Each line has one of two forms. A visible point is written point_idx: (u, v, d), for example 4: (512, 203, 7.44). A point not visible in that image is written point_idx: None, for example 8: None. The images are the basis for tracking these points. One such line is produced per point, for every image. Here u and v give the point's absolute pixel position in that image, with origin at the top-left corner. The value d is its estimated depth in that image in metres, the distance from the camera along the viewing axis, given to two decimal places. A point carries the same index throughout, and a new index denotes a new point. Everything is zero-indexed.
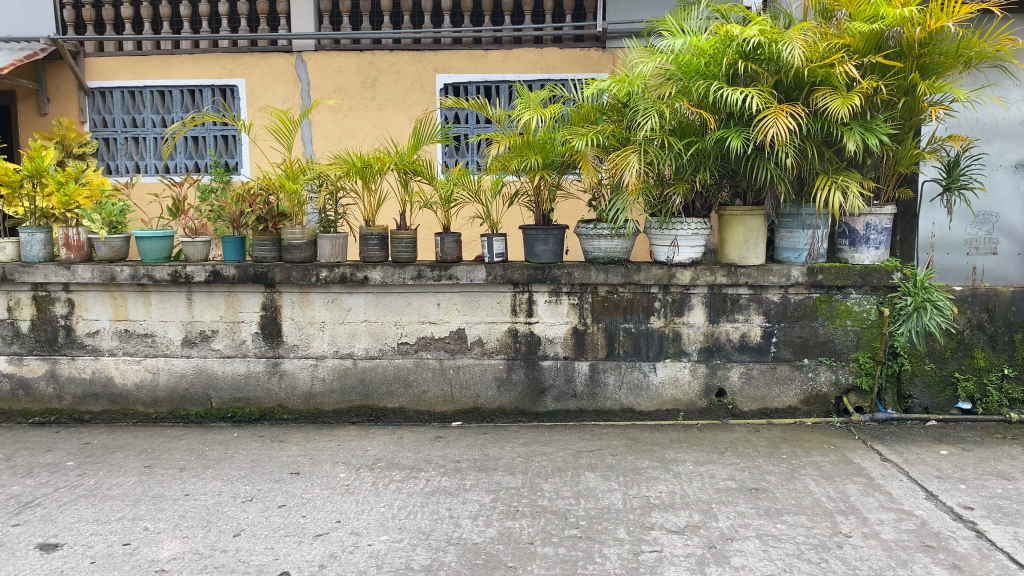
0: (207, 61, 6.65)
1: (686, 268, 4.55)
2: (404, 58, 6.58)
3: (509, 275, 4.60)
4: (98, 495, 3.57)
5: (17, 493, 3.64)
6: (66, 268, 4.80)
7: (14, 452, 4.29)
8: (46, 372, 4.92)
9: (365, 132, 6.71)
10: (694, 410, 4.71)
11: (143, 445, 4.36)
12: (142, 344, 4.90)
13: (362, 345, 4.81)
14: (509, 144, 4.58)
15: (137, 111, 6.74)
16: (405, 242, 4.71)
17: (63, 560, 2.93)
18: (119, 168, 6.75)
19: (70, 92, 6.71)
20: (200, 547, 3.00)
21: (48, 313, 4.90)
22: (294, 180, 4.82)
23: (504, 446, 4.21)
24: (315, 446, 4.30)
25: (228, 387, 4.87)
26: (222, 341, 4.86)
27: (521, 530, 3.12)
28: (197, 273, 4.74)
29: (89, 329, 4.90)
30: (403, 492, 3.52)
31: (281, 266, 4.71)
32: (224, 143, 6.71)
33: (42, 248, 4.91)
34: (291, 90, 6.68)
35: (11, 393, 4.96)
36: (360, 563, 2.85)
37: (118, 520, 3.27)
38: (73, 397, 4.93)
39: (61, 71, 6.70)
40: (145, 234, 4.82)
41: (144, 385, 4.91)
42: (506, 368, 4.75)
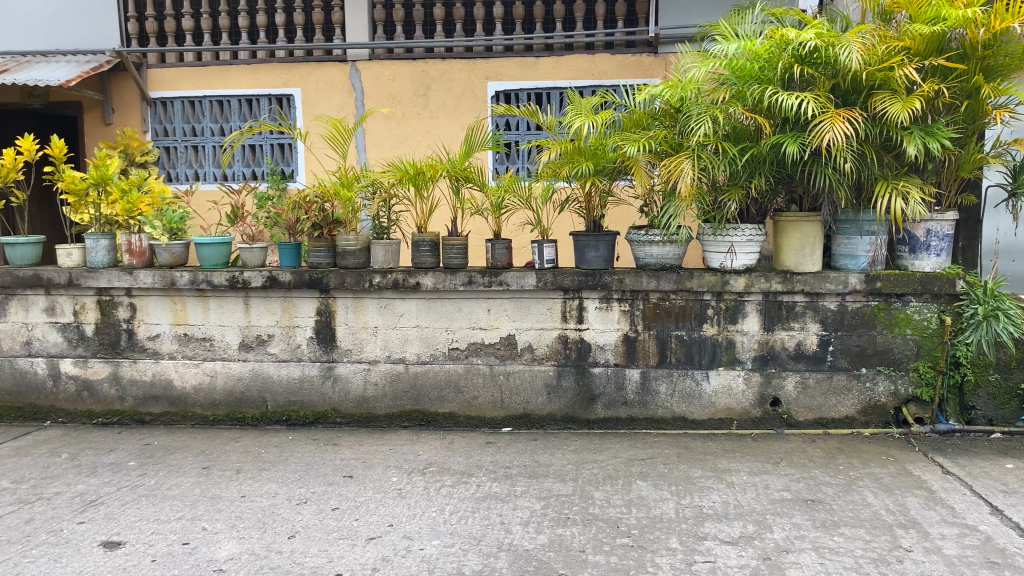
0: (265, 72, 6.80)
1: (740, 275, 4.49)
2: (456, 66, 6.64)
3: (559, 281, 4.59)
4: (158, 495, 3.66)
5: (81, 492, 3.76)
6: (129, 274, 4.93)
7: (79, 452, 4.43)
8: (109, 375, 5.07)
9: (417, 140, 6.79)
10: (748, 420, 4.64)
11: (201, 446, 4.47)
12: (200, 348, 5.01)
13: (413, 351, 4.85)
14: (561, 151, 4.59)
15: (197, 121, 6.91)
16: (456, 249, 4.71)
17: (125, 558, 3.00)
18: (180, 176, 6.93)
19: (133, 103, 6.90)
20: (257, 548, 3.05)
21: (112, 317, 5.05)
22: (349, 188, 4.88)
23: (555, 453, 4.20)
24: (368, 449, 4.35)
25: (283, 390, 4.96)
26: (278, 345, 4.94)
27: (572, 538, 3.10)
28: (253, 278, 4.83)
29: (151, 333, 5.04)
30: (454, 498, 3.53)
31: (336, 271, 4.78)
32: (280, 152, 6.86)
33: (106, 254, 5.05)
34: (345, 99, 6.79)
35: (77, 395, 5.12)
36: (413, 567, 2.87)
37: (178, 520, 3.35)
38: (134, 399, 5.08)
39: (125, 82, 6.91)
40: (204, 240, 4.93)
41: (202, 387, 5.02)
42: (556, 374, 4.74)
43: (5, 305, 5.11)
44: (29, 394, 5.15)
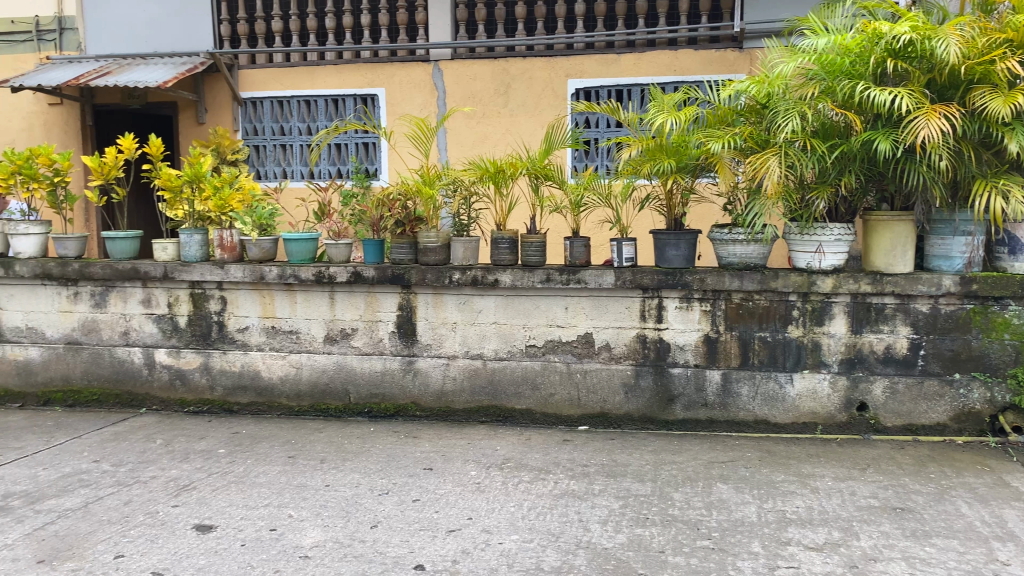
0: (350, 72, 6.95)
1: (827, 276, 4.37)
2: (537, 64, 6.65)
3: (639, 280, 4.57)
4: (247, 482, 3.79)
5: (175, 476, 3.92)
6: (221, 268, 5.12)
7: (173, 438, 4.62)
8: (201, 364, 5.27)
9: (497, 138, 6.83)
10: (833, 425, 4.52)
11: (287, 436, 4.60)
12: (287, 341, 5.16)
13: (491, 347, 4.88)
14: (642, 147, 4.53)
15: (285, 120, 7.11)
16: (534, 246, 4.76)
17: (217, 541, 3.12)
18: (268, 174, 7.13)
19: (224, 103, 7.15)
20: (340, 536, 3.13)
21: (204, 310, 5.24)
22: (430, 185, 4.93)
23: (633, 453, 4.18)
24: (447, 443, 4.40)
25: (365, 383, 5.07)
26: (361, 338, 5.05)
27: (652, 538, 3.08)
28: (338, 273, 4.95)
29: (240, 325, 5.21)
30: (532, 494, 3.55)
31: (416, 268, 4.86)
32: (364, 150, 7.01)
33: (199, 248, 5.24)
34: (427, 98, 6.88)
35: (170, 383, 5.34)
36: (492, 561, 2.90)
37: (266, 506, 3.46)
38: (223, 389, 5.27)
39: (217, 83, 7.16)
40: (293, 235, 5.05)
41: (288, 378, 5.17)
42: (634, 374, 4.71)
43: (105, 296, 5.36)
44: (126, 381, 5.40)
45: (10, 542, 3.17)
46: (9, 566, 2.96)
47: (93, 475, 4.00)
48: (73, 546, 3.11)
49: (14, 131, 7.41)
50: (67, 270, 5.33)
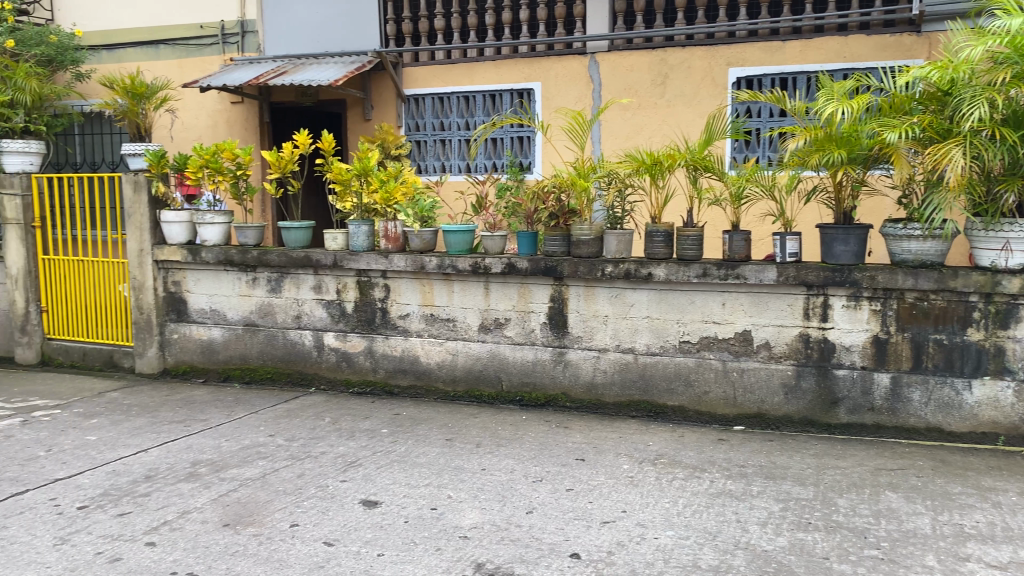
0: (508, 67, 7.07)
1: (1014, 275, 4.04)
2: (696, 54, 6.52)
3: (803, 276, 4.40)
4: (408, 462, 3.96)
5: (343, 452, 4.15)
6: (384, 258, 5.36)
7: (339, 417, 4.89)
8: (365, 348, 5.54)
9: (653, 130, 6.74)
10: (1017, 436, 4.19)
11: (444, 420, 4.77)
12: (444, 328, 5.33)
13: (643, 341, 4.84)
14: (809, 138, 4.35)
15: (445, 115, 7.33)
16: (691, 239, 4.66)
17: (381, 517, 3.27)
18: (428, 168, 7.38)
19: (389, 100, 7.46)
20: (498, 520, 3.21)
21: (368, 297, 5.50)
22: (585, 177, 4.99)
23: (793, 456, 4.04)
24: (598, 435, 4.42)
25: (517, 371, 5.16)
26: (513, 328, 5.14)
27: (815, 544, 2.97)
28: (494, 264, 5.07)
29: (402, 312, 5.43)
30: (688, 491, 3.51)
31: (570, 260, 4.90)
32: (520, 144, 7.12)
33: (366, 239, 5.47)
34: (583, 91, 6.90)
35: (336, 365, 5.64)
36: (648, 554, 2.89)
37: (426, 486, 3.61)
38: (385, 371, 5.51)
39: (382, 80, 7.47)
40: (451, 227, 5.23)
41: (444, 364, 5.34)
42: (794, 374, 4.54)
43: (279, 282, 5.73)
44: (297, 361, 5.75)
45: (200, 505, 3.47)
46: (199, 527, 3.23)
47: (269, 448, 4.29)
48: (254, 513, 3.36)
49: (201, 128, 8.02)
50: (248, 257, 5.73)
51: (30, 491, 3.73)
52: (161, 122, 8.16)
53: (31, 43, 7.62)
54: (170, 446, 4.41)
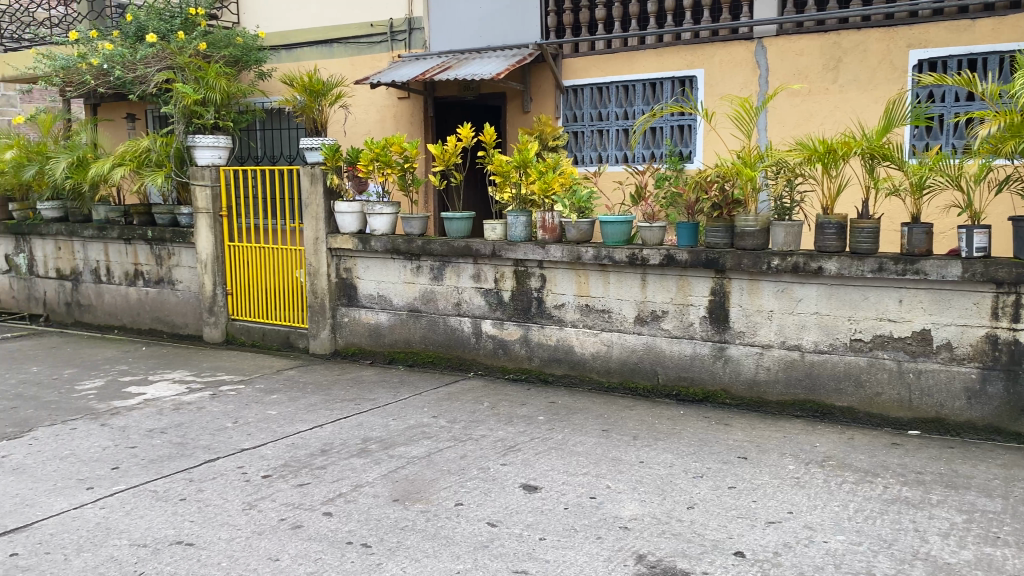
0: (670, 55, 6.96)
1: None
2: (873, 36, 6.17)
3: (991, 273, 4.09)
4: (566, 450, 4.00)
5: (502, 437, 4.25)
6: (541, 248, 5.43)
7: (498, 402, 5.01)
8: (521, 336, 5.63)
9: (823, 117, 6.44)
10: None
11: (601, 410, 4.78)
12: (600, 319, 5.33)
13: (811, 339, 4.65)
14: (1002, 123, 4.04)
15: (603, 105, 7.31)
16: (866, 232, 4.43)
17: (542, 502, 3.33)
18: (585, 158, 7.39)
19: (548, 91, 7.52)
20: (658, 513, 3.19)
21: (525, 286, 5.59)
22: (751, 166, 4.85)
23: (977, 465, 3.76)
24: (760, 434, 4.29)
25: (674, 365, 5.09)
26: (672, 321, 5.07)
27: (1005, 560, 2.77)
28: (652, 256, 5.02)
29: (557, 302, 5.48)
30: (859, 495, 3.35)
31: (732, 252, 4.78)
32: (680, 133, 7.00)
33: (524, 229, 5.56)
34: (749, 78, 6.68)
35: (494, 352, 5.77)
36: (817, 558, 2.79)
37: (585, 475, 3.64)
38: (540, 360, 5.59)
39: (543, 72, 7.55)
40: (609, 218, 5.21)
41: (599, 355, 5.35)
42: (980, 379, 4.23)
43: (442, 270, 5.92)
44: (456, 347, 5.93)
45: (371, 480, 3.65)
46: (371, 500, 3.41)
47: (432, 428, 4.47)
48: (421, 490, 3.50)
49: (371, 122, 8.41)
50: (413, 246, 5.96)
51: (221, 458, 4.06)
52: (336, 117, 8.61)
53: (221, 45, 8.37)
54: (342, 422, 4.67)
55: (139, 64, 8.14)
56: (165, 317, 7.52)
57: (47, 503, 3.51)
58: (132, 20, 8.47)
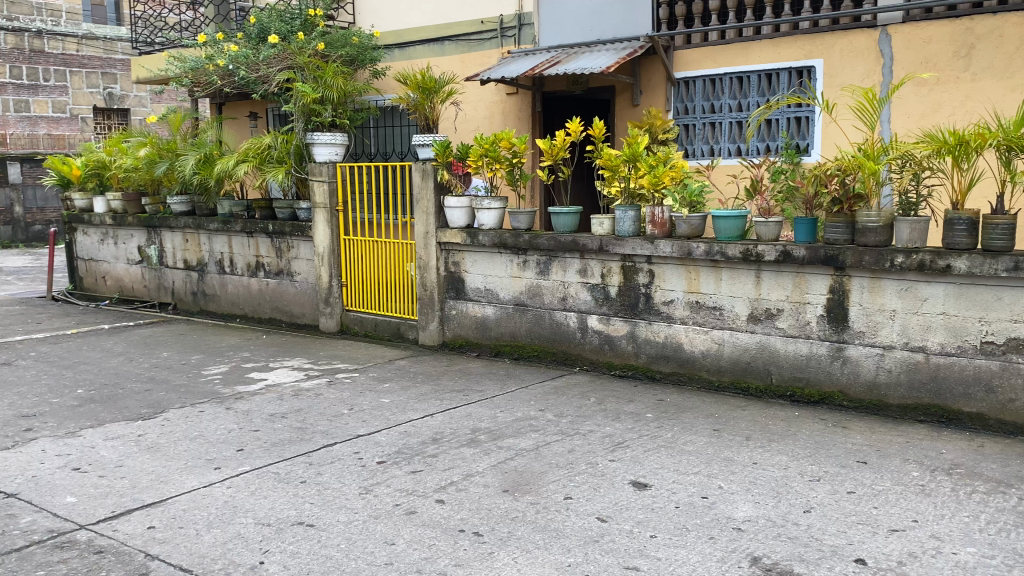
0: (787, 45, 6.75)
1: None
2: (1010, 21, 5.82)
3: None
4: (675, 448, 3.95)
5: (610, 433, 4.24)
6: (651, 243, 5.37)
7: (605, 398, 5.00)
8: (628, 332, 5.59)
9: (953, 107, 6.11)
10: None
11: (711, 409, 4.70)
12: (710, 317, 5.23)
13: (936, 340, 4.43)
14: None
15: (716, 98, 7.16)
16: (999, 228, 4.21)
17: (652, 499, 3.31)
18: (696, 152, 7.29)
19: (659, 83, 7.43)
20: (773, 515, 3.12)
21: (633, 282, 5.54)
22: (873, 160, 4.66)
23: None
24: (881, 438, 4.12)
25: (789, 365, 4.95)
26: (787, 320, 4.93)
27: None
28: (766, 252, 4.89)
29: (666, 298, 5.41)
30: (990, 506, 3.17)
31: (853, 249, 4.60)
32: (797, 125, 6.80)
33: (632, 224, 5.51)
34: (871, 67, 6.41)
35: (600, 347, 5.75)
36: (946, 570, 2.66)
37: (696, 474, 3.59)
38: (648, 357, 5.53)
39: (653, 64, 7.45)
40: (722, 213, 5.12)
41: (710, 353, 5.26)
42: None
43: (548, 265, 5.93)
44: (562, 342, 5.94)
45: (481, 470, 3.71)
46: (482, 490, 3.46)
47: (540, 422, 4.49)
48: (530, 482, 3.53)
49: (479, 118, 8.50)
50: (520, 240, 6.00)
51: (338, 444, 4.21)
52: (447, 114, 8.74)
53: (338, 45, 8.62)
54: (452, 413, 4.75)
55: (262, 64, 8.52)
56: (283, 307, 7.84)
57: (179, 480, 3.73)
58: (255, 22, 8.91)
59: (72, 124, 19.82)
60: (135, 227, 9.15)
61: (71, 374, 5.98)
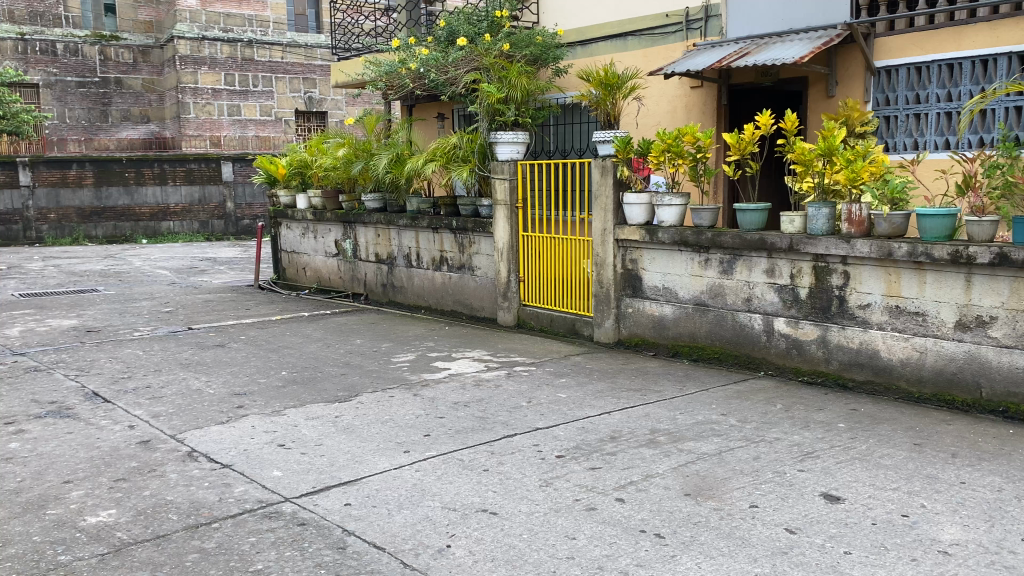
0: (1007, 27, 6.16)
1: None
2: None
3: None
4: (871, 462, 3.72)
5: (799, 442, 4.06)
6: (846, 243, 5.07)
7: (792, 405, 4.79)
8: (818, 337, 5.32)
9: None
10: None
11: (911, 422, 4.38)
12: (912, 322, 4.88)
13: None
14: None
15: (922, 87, 6.67)
16: None
17: (846, 514, 3.13)
18: (897, 146, 6.85)
19: (858, 73, 6.99)
20: (985, 541, 2.86)
21: (825, 283, 5.26)
22: None
23: None
24: None
25: (1002, 379, 4.54)
26: (1000, 328, 4.52)
27: None
28: (980, 254, 4.49)
29: (862, 302, 5.09)
30: None
31: None
32: (1016, 116, 6.21)
33: (826, 222, 5.23)
34: None
35: (787, 351, 5.51)
36: None
37: (895, 490, 3.36)
38: (839, 363, 5.24)
39: (852, 53, 7.03)
40: (927, 211, 4.74)
41: (910, 363, 4.90)
42: None
43: (732, 264, 5.75)
44: (745, 344, 5.75)
45: (662, 472, 3.66)
46: (663, 492, 3.41)
47: (723, 426, 4.37)
48: (714, 487, 3.44)
49: (662, 113, 8.36)
50: (702, 238, 5.85)
51: (519, 435, 4.29)
52: (629, 110, 8.67)
53: (523, 45, 8.80)
54: (631, 411, 4.72)
55: (451, 66, 8.85)
56: (464, 300, 8.08)
57: (372, 461, 3.94)
58: (444, 25, 9.33)
59: (277, 126, 21.40)
60: (332, 222, 9.76)
61: (276, 357, 6.48)
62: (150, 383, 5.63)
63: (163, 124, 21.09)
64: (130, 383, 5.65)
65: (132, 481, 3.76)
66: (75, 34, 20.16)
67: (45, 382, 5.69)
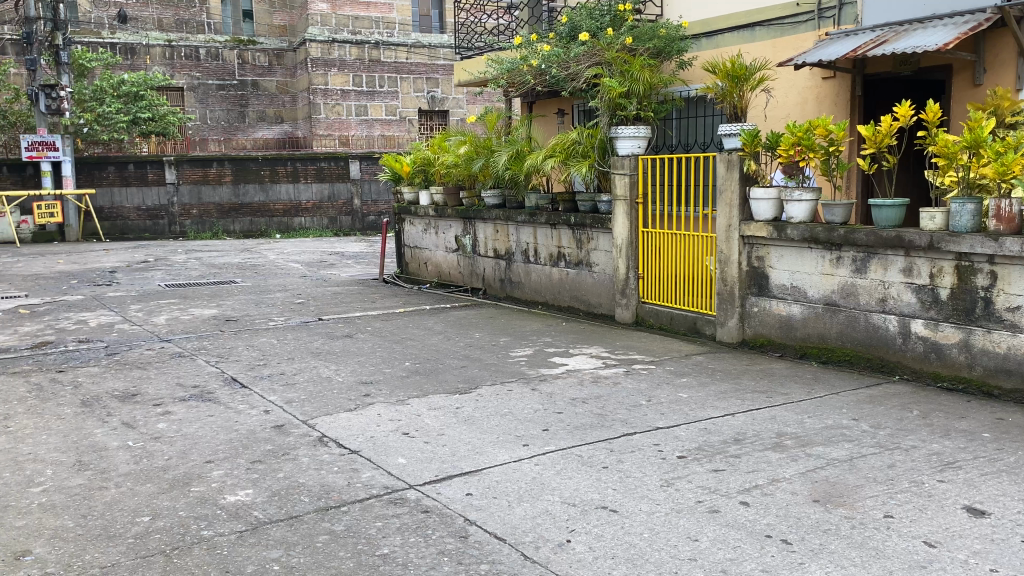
0: None
1: None
2: None
3: None
4: (1020, 475, 3.48)
5: (938, 451, 3.84)
6: (993, 241, 4.74)
7: (931, 412, 4.54)
8: (961, 341, 5.01)
9: None
10: None
11: None
12: None
13: None
14: None
15: None
16: None
17: (993, 529, 2.94)
18: None
19: (1009, 59, 6.54)
20: None
21: (969, 284, 4.94)
22: None
23: None
24: None
25: None
26: None
27: None
28: None
29: (1010, 304, 4.76)
30: None
31: None
32: None
33: (971, 219, 4.92)
34: None
35: (925, 355, 5.22)
36: None
37: None
38: (984, 369, 4.93)
39: (1003, 38, 6.58)
40: None
41: None
42: None
43: (866, 262, 5.49)
44: (879, 347, 5.48)
45: (789, 476, 3.54)
46: (790, 497, 3.30)
47: (854, 432, 4.18)
48: (844, 494, 3.31)
49: (791, 105, 8.07)
50: (834, 235, 5.62)
51: (638, 434, 4.24)
52: (757, 102, 8.42)
53: (646, 38, 8.67)
54: (755, 413, 4.59)
55: (573, 61, 8.81)
56: (582, 297, 8.06)
57: (492, 453, 3.99)
58: (567, 21, 9.30)
59: (401, 125, 21.96)
60: (453, 218, 9.94)
61: (400, 348, 6.66)
62: (283, 371, 5.91)
63: (296, 124, 22.04)
64: (265, 369, 5.95)
65: (267, 463, 3.96)
66: (217, 40, 21.37)
67: (189, 367, 6.06)
